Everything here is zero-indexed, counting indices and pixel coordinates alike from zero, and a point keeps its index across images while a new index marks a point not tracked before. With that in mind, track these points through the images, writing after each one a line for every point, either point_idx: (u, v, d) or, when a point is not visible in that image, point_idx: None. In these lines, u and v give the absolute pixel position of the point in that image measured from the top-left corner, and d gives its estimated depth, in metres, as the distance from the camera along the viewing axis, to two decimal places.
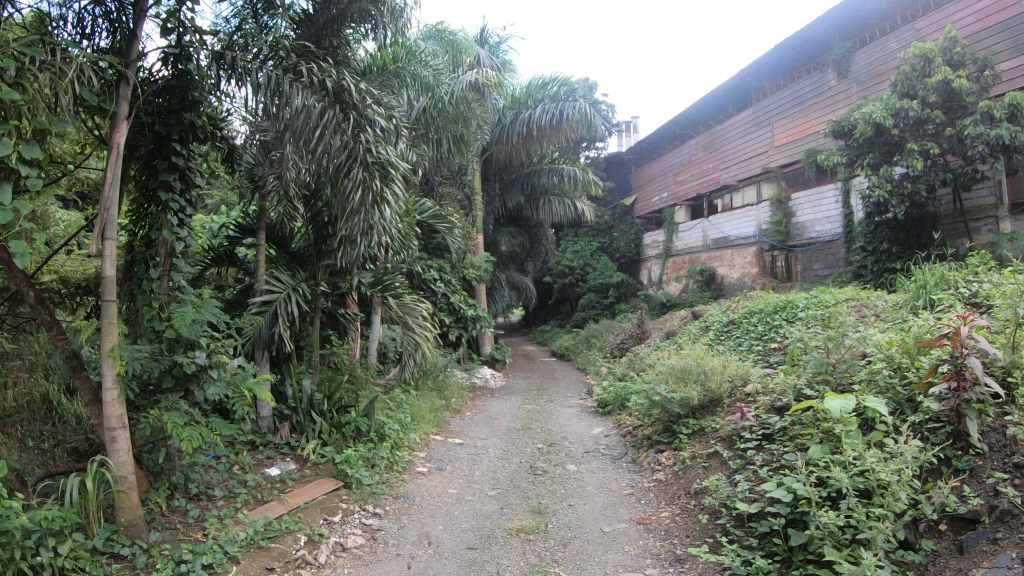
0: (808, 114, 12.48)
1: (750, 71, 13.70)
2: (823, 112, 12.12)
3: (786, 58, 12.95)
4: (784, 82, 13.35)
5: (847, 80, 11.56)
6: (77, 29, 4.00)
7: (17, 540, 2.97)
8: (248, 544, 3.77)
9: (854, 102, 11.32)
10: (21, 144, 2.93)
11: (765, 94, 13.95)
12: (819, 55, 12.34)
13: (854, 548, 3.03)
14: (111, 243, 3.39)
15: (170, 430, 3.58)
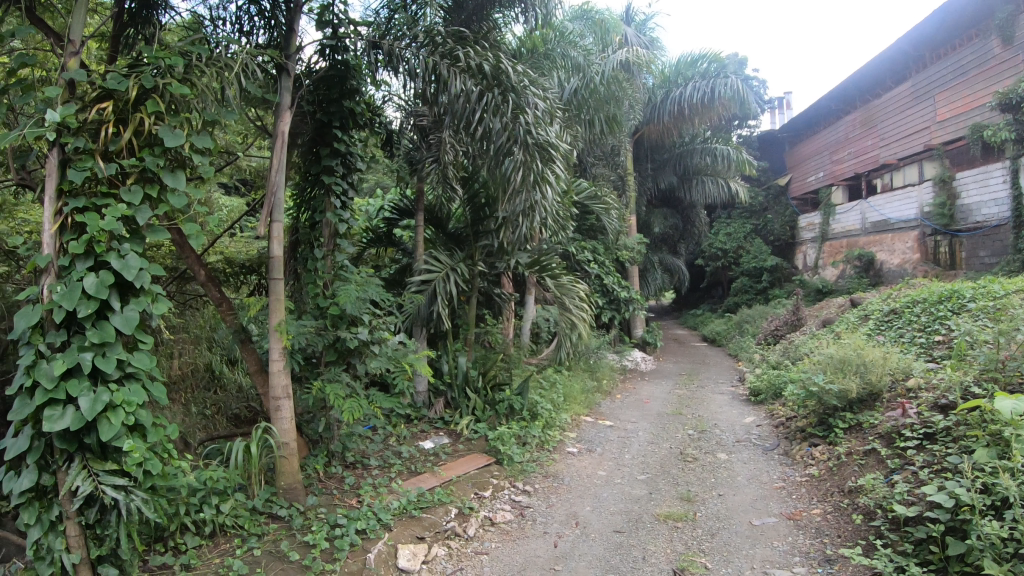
0: (973, 86, 11.18)
1: (905, 41, 12.48)
2: (989, 83, 10.81)
3: (947, 24, 11.66)
4: (946, 51, 12.03)
5: (1012, 47, 10.25)
6: (234, 27, 4.33)
7: (183, 497, 3.28)
8: (401, 513, 3.94)
9: (1022, 71, 10.00)
10: (193, 135, 3.07)
11: (926, 64, 12.65)
12: (983, 20, 10.99)
13: (1017, 563, 2.72)
14: (278, 225, 3.64)
15: (332, 401, 3.79)
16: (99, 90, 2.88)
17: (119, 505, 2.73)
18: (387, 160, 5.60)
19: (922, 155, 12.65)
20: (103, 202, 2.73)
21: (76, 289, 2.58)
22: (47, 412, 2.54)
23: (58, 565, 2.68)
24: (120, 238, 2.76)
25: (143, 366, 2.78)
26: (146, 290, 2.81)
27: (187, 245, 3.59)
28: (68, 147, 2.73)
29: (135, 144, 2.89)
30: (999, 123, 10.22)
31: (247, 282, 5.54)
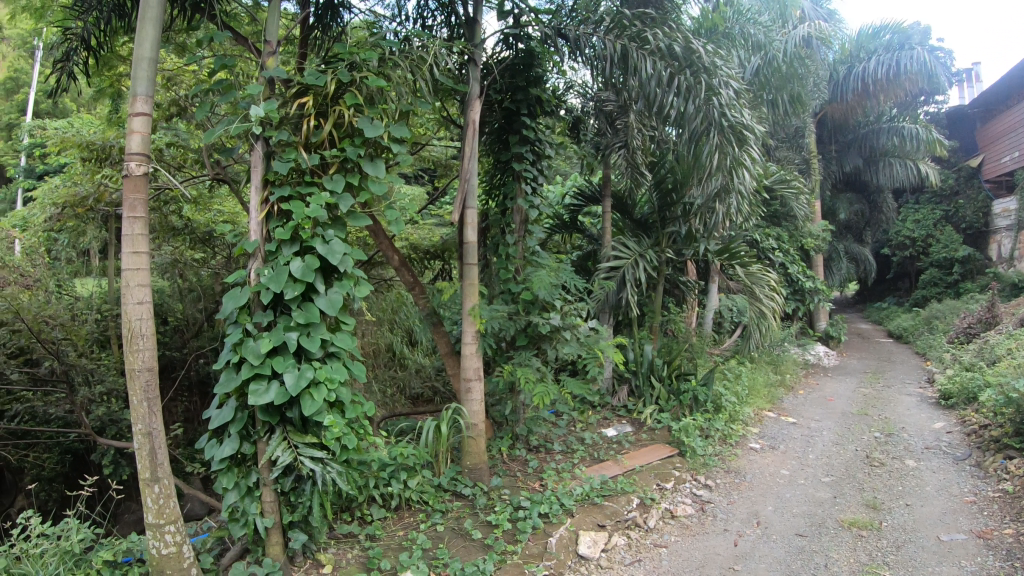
0: None
1: None
2: None
3: None
4: None
5: None
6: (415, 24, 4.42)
7: (372, 472, 3.44)
8: (584, 499, 3.93)
9: None
10: (392, 125, 3.04)
11: None
12: None
13: None
14: (471, 212, 3.76)
15: (522, 385, 3.84)
16: (300, 85, 2.91)
17: (316, 476, 2.77)
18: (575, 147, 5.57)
19: None
20: (307, 190, 2.72)
21: (282, 272, 2.59)
22: (252, 387, 2.56)
23: (251, 526, 2.80)
24: (324, 224, 2.73)
25: (345, 346, 2.71)
26: (349, 275, 2.76)
27: (382, 231, 3.74)
28: (273, 139, 2.77)
29: (336, 135, 2.89)
30: None
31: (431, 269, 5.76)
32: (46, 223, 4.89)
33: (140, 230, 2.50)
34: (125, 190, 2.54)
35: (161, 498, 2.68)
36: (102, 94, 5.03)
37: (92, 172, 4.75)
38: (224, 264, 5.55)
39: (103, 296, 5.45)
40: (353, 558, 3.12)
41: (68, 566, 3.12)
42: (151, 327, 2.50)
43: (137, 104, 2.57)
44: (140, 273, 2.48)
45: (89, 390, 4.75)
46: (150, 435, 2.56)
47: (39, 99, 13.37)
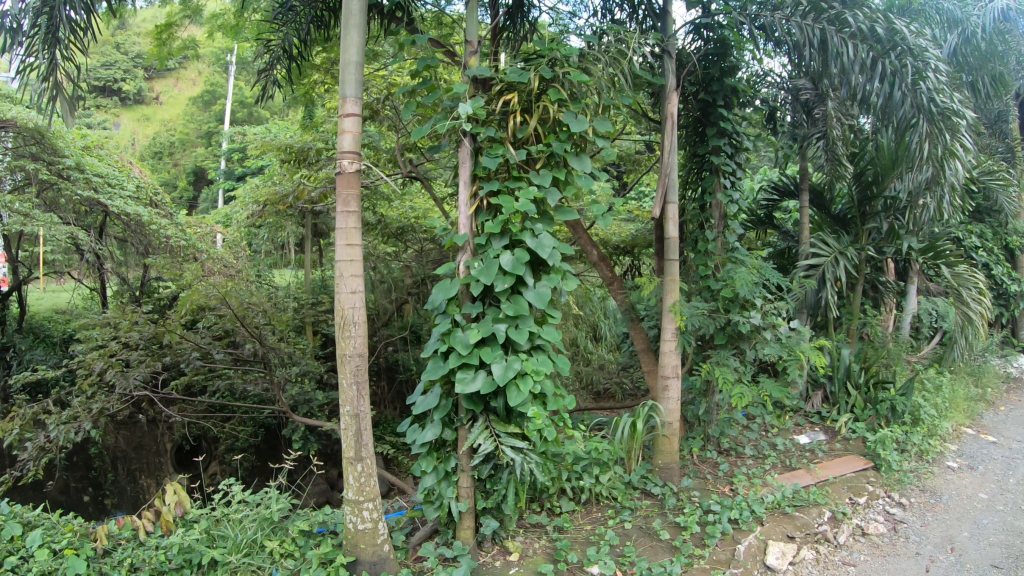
0: None
1: None
2: None
3: None
4: None
5: None
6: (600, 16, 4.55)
7: (566, 464, 3.56)
8: (775, 507, 3.77)
9: None
10: (595, 120, 3.15)
11: None
12: None
13: None
14: (672, 206, 4.03)
15: (721, 385, 4.19)
16: (503, 84, 3.05)
17: (514, 465, 2.89)
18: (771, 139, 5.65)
19: None
20: (515, 185, 2.87)
21: (493, 265, 2.71)
22: (460, 375, 2.73)
23: (445, 509, 3.01)
24: (533, 218, 2.83)
25: (552, 339, 2.81)
26: (556, 269, 2.87)
27: (581, 227, 4.22)
28: (481, 136, 2.97)
29: (541, 131, 3.02)
30: None
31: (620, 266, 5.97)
32: (250, 218, 5.44)
33: (354, 224, 2.63)
34: (338, 186, 2.68)
35: (362, 477, 2.84)
36: (296, 99, 5.46)
37: (291, 173, 5.06)
38: (414, 258, 5.90)
39: (296, 285, 6.03)
40: (540, 548, 3.21)
41: (267, 533, 3.33)
42: (363, 316, 2.63)
43: (346, 106, 2.70)
44: (354, 264, 2.62)
45: (286, 370, 5.12)
46: (357, 417, 2.71)
47: (237, 107, 14.56)
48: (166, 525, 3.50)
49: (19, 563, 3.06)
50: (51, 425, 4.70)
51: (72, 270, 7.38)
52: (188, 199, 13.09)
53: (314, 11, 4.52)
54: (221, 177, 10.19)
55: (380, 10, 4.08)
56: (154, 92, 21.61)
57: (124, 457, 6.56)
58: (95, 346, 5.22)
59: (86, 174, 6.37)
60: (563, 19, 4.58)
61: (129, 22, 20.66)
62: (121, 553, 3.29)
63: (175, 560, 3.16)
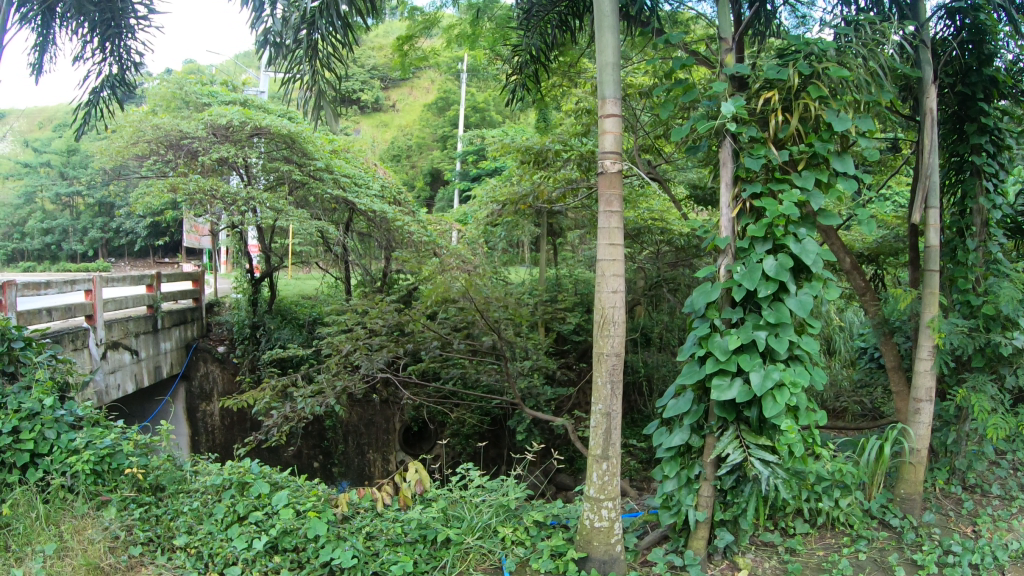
0: None
1: None
2: None
3: None
4: None
5: None
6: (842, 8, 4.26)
7: (807, 484, 3.33)
8: (1019, 557, 3.28)
9: None
10: (857, 118, 2.93)
11: None
12: None
13: None
14: (935, 212, 3.68)
15: (976, 414, 3.72)
16: (762, 81, 2.97)
17: (764, 479, 2.78)
18: None
19: None
20: (779, 187, 2.78)
21: (756, 270, 2.67)
22: (716, 381, 2.71)
23: (683, 515, 2.97)
24: (796, 222, 2.74)
25: (812, 350, 2.68)
26: (819, 276, 2.74)
27: (833, 233, 3.93)
28: (742, 136, 2.88)
29: (803, 130, 2.87)
30: None
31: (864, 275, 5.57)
32: (489, 217, 5.71)
33: (616, 224, 2.67)
34: (600, 186, 2.73)
35: (606, 475, 2.86)
36: (532, 103, 5.63)
37: (530, 173, 5.25)
38: (649, 259, 6.05)
39: (531, 282, 6.48)
40: (770, 568, 3.03)
41: (503, 519, 3.44)
42: (623, 315, 2.65)
43: (607, 107, 2.73)
44: (615, 264, 2.65)
45: (519, 364, 5.39)
46: (608, 415, 2.75)
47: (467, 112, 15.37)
48: (404, 500, 3.75)
49: (263, 518, 3.39)
50: (301, 397, 5.18)
51: (319, 261, 8.23)
52: (423, 199, 14.11)
53: (559, 16, 4.63)
54: (454, 180, 10.84)
55: (622, 11, 4.08)
56: (391, 101, 23.60)
57: (356, 432, 7.25)
58: (343, 330, 5.78)
59: (335, 174, 7.08)
60: (804, 13, 4.37)
61: (366, 39, 22.75)
62: (359, 521, 3.49)
63: (411, 534, 3.36)
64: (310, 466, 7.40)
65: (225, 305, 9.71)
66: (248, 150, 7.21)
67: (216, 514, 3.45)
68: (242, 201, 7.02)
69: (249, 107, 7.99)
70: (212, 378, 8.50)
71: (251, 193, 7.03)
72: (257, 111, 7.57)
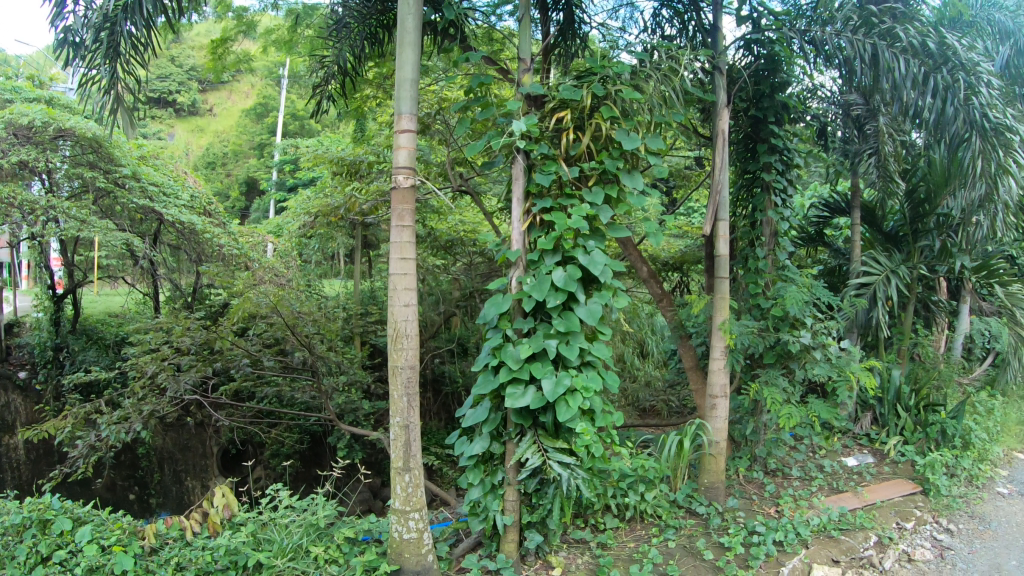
0: None
1: None
2: None
3: None
4: None
5: None
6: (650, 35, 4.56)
7: (613, 481, 3.58)
8: (820, 530, 3.65)
9: None
10: (648, 137, 3.12)
11: None
12: None
13: None
14: (724, 223, 3.92)
15: (768, 405, 4.08)
16: (556, 101, 3.09)
17: (563, 481, 2.90)
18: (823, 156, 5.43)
19: None
20: (568, 202, 2.93)
21: (545, 281, 2.80)
22: (510, 390, 2.81)
23: (490, 521, 3.03)
24: (585, 235, 2.91)
25: (602, 356, 2.85)
26: (607, 286, 2.90)
27: (632, 245, 4.19)
28: (534, 153, 3.02)
29: (593, 148, 3.05)
30: None
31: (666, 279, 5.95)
32: (301, 229, 5.64)
33: (408, 238, 2.73)
34: (393, 201, 2.78)
35: (410, 486, 2.87)
36: (349, 113, 5.54)
37: (343, 185, 5.20)
38: (463, 271, 6.17)
39: (345, 295, 6.30)
40: (583, 563, 3.17)
41: (313, 538, 3.34)
42: (416, 329, 2.73)
43: (401, 122, 2.77)
44: (407, 277, 2.72)
45: (333, 379, 5.27)
46: (406, 427, 2.79)
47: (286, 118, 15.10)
48: (214, 527, 3.53)
49: (68, 557, 3.15)
50: (102, 424, 4.79)
51: (125, 275, 7.58)
52: (239, 208, 13.62)
53: (369, 28, 4.61)
54: (271, 186, 10.42)
55: (433, 28, 4.07)
56: (207, 104, 22.40)
57: (172, 458, 6.73)
58: (148, 350, 5.36)
59: (142, 182, 6.53)
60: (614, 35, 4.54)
61: (183, 37, 21.36)
62: (168, 551, 3.29)
63: (221, 561, 3.18)
64: (124, 499, 6.74)
65: (24, 325, 8.71)
66: (52, 153, 6.43)
67: (18, 555, 3.14)
68: (41, 209, 6.24)
69: (53, 106, 7.26)
70: (14, 408, 7.51)
71: (51, 200, 6.25)
72: (54, 111, 6.90)
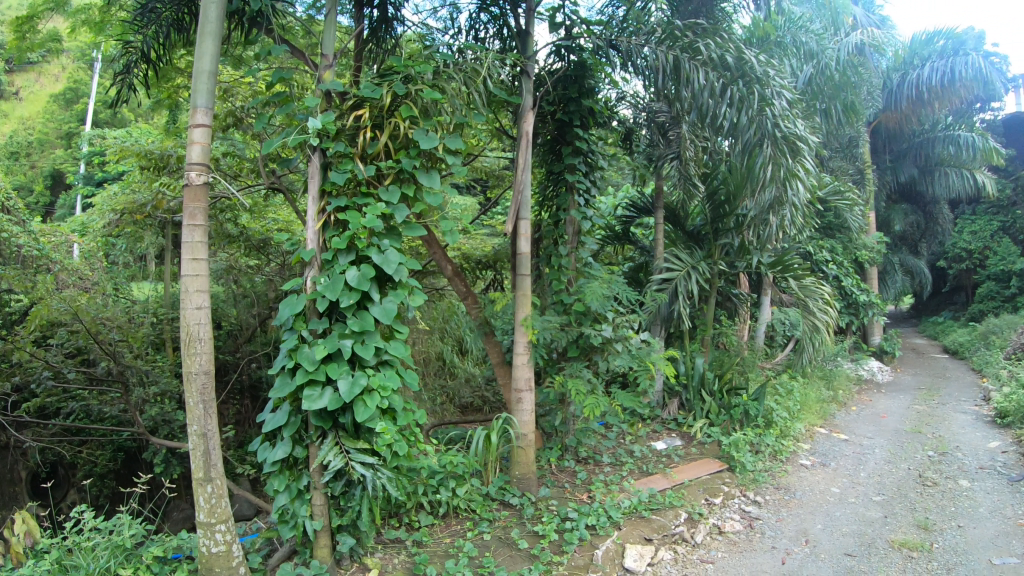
0: None
1: None
2: None
3: None
4: None
5: None
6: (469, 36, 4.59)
7: (422, 479, 3.57)
8: (632, 512, 3.85)
9: None
10: (446, 137, 3.20)
11: None
12: None
13: None
14: (525, 223, 3.98)
15: (574, 397, 4.04)
16: (356, 97, 3.10)
17: (368, 481, 2.96)
18: (629, 159, 5.63)
19: None
20: (362, 201, 2.95)
21: (338, 281, 2.82)
22: (306, 393, 2.79)
23: (300, 528, 2.96)
24: (380, 234, 2.95)
25: (398, 354, 2.91)
26: (402, 284, 3.00)
27: (436, 242, 4.07)
28: (329, 151, 3.02)
29: (391, 146, 3.09)
30: None
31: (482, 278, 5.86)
32: (106, 227, 5.18)
33: (200, 238, 2.62)
34: (185, 199, 2.64)
35: (213, 498, 2.73)
36: (161, 103, 5.17)
37: (149, 181, 4.88)
38: (277, 271, 5.87)
39: (156, 299, 5.83)
40: (399, 563, 3.17)
41: (121, 560, 3.10)
42: (210, 332, 2.63)
43: (197, 116, 2.64)
44: (199, 279, 2.61)
45: (143, 391, 4.95)
46: (205, 435, 2.66)
47: (99, 109, 13.93)
48: (16, 557, 3.18)
49: None
50: None
51: None
52: (39, 204, 12.36)
53: (174, 13, 4.31)
54: (77, 180, 9.54)
55: (240, 17, 3.81)
56: (10, 87, 20.29)
57: None
58: None
59: None
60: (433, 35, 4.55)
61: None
62: None
63: None
64: None
65: None
66: None
67: None
68: None
69: None
70: None
71: None
72: None
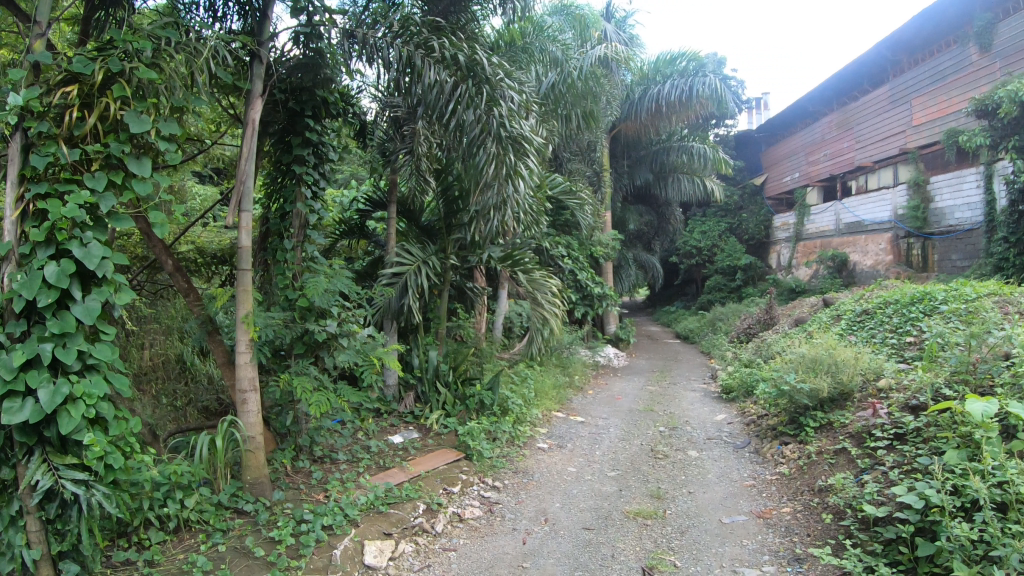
0: (948, 92, 10.66)
1: (884, 44, 11.77)
2: (963, 90, 10.33)
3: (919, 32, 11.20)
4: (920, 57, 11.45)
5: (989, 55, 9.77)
6: (208, 13, 4.31)
7: (147, 492, 3.25)
8: (368, 508, 3.86)
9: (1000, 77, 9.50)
10: (159, 121, 3.02)
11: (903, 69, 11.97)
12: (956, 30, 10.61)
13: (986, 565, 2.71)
14: (248, 215, 3.73)
15: (300, 394, 3.91)
16: (64, 72, 2.82)
17: (80, 499, 2.69)
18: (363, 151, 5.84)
19: (897, 158, 11.88)
20: (65, 188, 2.67)
21: (36, 277, 2.55)
22: (4, 405, 2.52)
23: (16, 561, 2.64)
24: (82, 225, 2.71)
25: (105, 358, 2.74)
26: (108, 281, 2.79)
27: (155, 235, 3.76)
28: (32, 131, 2.69)
29: (99, 128, 2.84)
30: (976, 128, 9.70)
31: (217, 274, 5.64)
32: None
33: None
34: None
35: None
36: None
37: None
38: None
39: None
40: None
41: None
42: None
43: None
44: None
45: None
46: None
47: None
48: None
49: None
50: None
51: None
52: None
53: None
54: None
55: None
56: None
57: None
58: None
59: None
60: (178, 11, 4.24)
61: None
62: None
63: None
64: None
65: None
66: None
67: None
68: None
69: None
70: None
71: None
72: None
